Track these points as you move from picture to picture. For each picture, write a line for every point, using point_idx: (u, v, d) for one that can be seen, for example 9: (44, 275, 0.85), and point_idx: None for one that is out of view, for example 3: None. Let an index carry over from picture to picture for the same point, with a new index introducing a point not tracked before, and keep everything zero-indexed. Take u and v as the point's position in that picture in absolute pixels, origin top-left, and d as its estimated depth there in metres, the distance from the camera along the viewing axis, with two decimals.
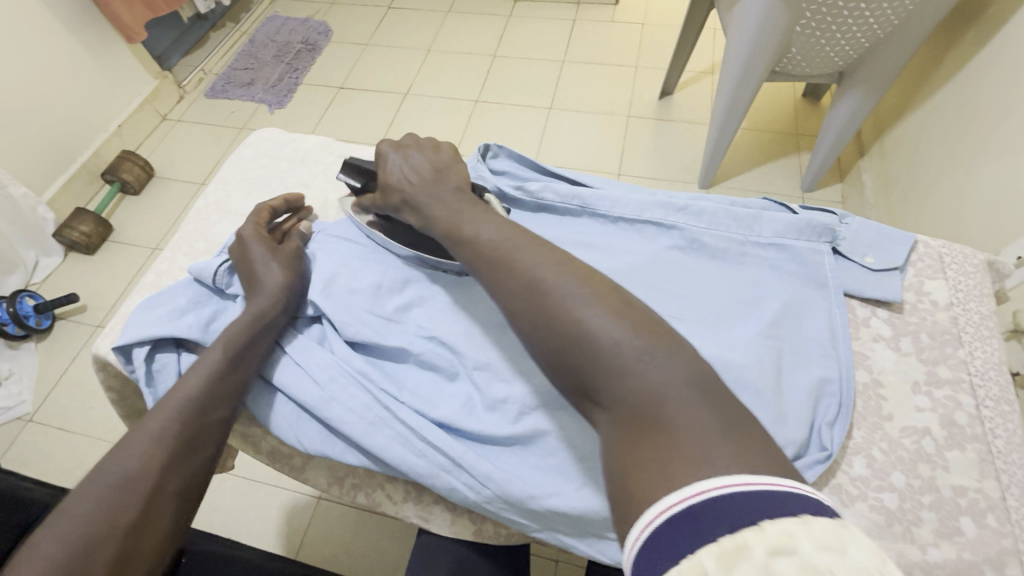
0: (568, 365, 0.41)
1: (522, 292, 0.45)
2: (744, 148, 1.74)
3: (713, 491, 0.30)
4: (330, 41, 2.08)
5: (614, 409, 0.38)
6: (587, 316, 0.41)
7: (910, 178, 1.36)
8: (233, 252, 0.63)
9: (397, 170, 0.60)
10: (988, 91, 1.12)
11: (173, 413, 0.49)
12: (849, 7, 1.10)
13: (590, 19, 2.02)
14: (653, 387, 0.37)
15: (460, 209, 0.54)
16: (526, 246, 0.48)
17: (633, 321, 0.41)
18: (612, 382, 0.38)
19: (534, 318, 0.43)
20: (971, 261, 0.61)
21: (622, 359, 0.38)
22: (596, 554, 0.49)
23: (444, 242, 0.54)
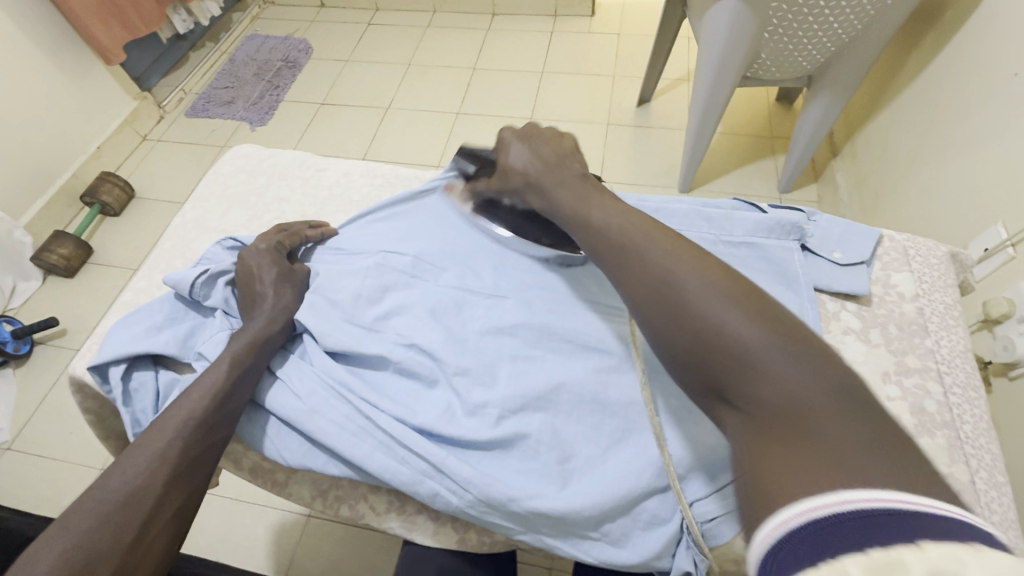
0: (693, 360, 0.38)
1: (650, 282, 0.42)
2: (722, 153, 1.77)
3: (856, 502, 0.27)
4: (311, 58, 2.09)
5: (747, 412, 0.35)
6: (719, 310, 0.37)
7: (881, 176, 1.39)
8: (237, 268, 0.63)
9: (522, 161, 0.58)
10: (951, 88, 1.16)
11: (177, 427, 0.49)
12: (813, 14, 1.14)
13: (567, 31, 2.06)
14: (799, 391, 0.33)
15: (587, 194, 0.53)
16: (652, 237, 0.45)
17: (775, 321, 0.36)
18: (745, 383, 0.35)
19: (659, 309, 0.41)
20: (935, 254, 0.63)
21: (760, 359, 0.35)
22: (581, 553, 0.50)
23: (566, 226, 0.53)
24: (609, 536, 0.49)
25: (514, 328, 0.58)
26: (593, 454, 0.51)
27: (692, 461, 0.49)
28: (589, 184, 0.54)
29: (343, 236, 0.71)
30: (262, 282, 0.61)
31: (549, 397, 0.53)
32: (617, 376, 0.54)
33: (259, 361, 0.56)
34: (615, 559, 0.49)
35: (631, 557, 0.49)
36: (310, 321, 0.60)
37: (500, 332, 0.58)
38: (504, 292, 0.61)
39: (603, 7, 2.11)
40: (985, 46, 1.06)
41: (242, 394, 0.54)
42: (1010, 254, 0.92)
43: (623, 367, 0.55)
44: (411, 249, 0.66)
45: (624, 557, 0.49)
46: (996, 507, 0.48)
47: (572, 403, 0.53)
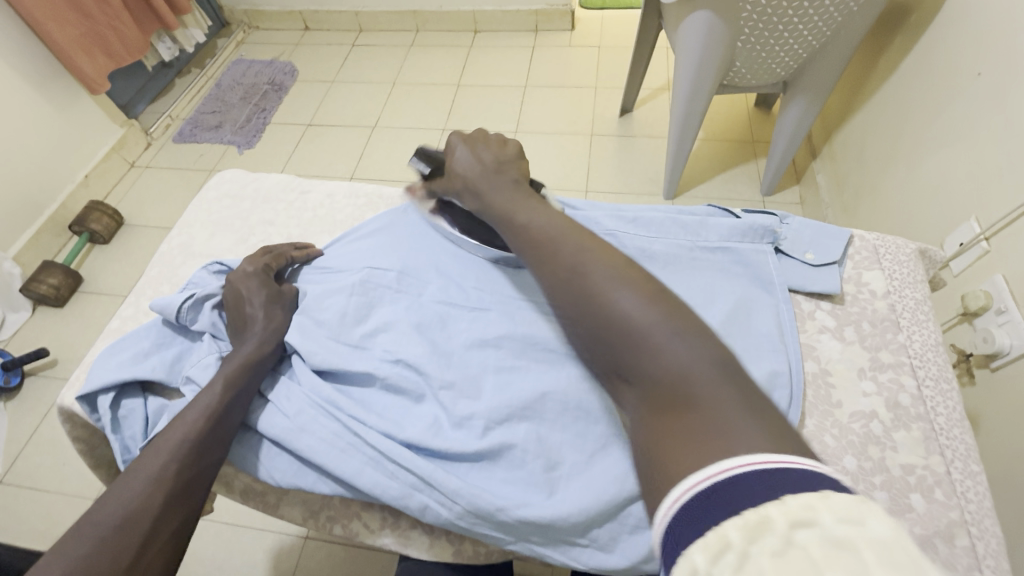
0: (601, 345, 0.42)
1: (564, 273, 0.46)
2: (704, 158, 1.80)
3: (735, 469, 0.30)
4: (296, 80, 2.12)
5: (641, 388, 0.39)
6: (619, 298, 0.42)
7: (859, 176, 1.42)
8: (225, 291, 0.63)
9: (464, 165, 0.60)
10: (921, 89, 1.19)
11: (171, 451, 0.49)
12: (782, 22, 1.18)
13: (549, 45, 2.10)
14: (682, 367, 0.37)
15: (518, 196, 0.56)
16: (568, 233, 0.49)
17: (666, 305, 0.41)
18: (639, 362, 0.39)
19: (572, 298, 0.44)
20: (904, 251, 0.65)
21: (651, 340, 0.39)
22: (569, 560, 0.51)
23: (496, 225, 0.56)
24: (597, 542, 0.50)
25: (498, 339, 0.59)
26: (579, 461, 0.52)
27: None
28: (520, 188, 0.57)
29: (329, 254, 0.72)
30: (252, 304, 0.62)
31: (535, 406, 0.54)
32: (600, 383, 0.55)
33: (251, 382, 0.57)
34: (604, 565, 0.50)
35: (620, 562, 0.49)
36: (297, 340, 0.60)
37: (484, 345, 0.59)
38: (487, 304, 0.63)
39: (582, 22, 2.16)
40: (950, 47, 1.10)
41: (234, 416, 0.54)
42: (984, 247, 0.95)
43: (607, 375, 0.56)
44: (395, 265, 0.67)
45: (613, 563, 0.50)
46: (972, 496, 0.49)
47: (558, 412, 0.54)
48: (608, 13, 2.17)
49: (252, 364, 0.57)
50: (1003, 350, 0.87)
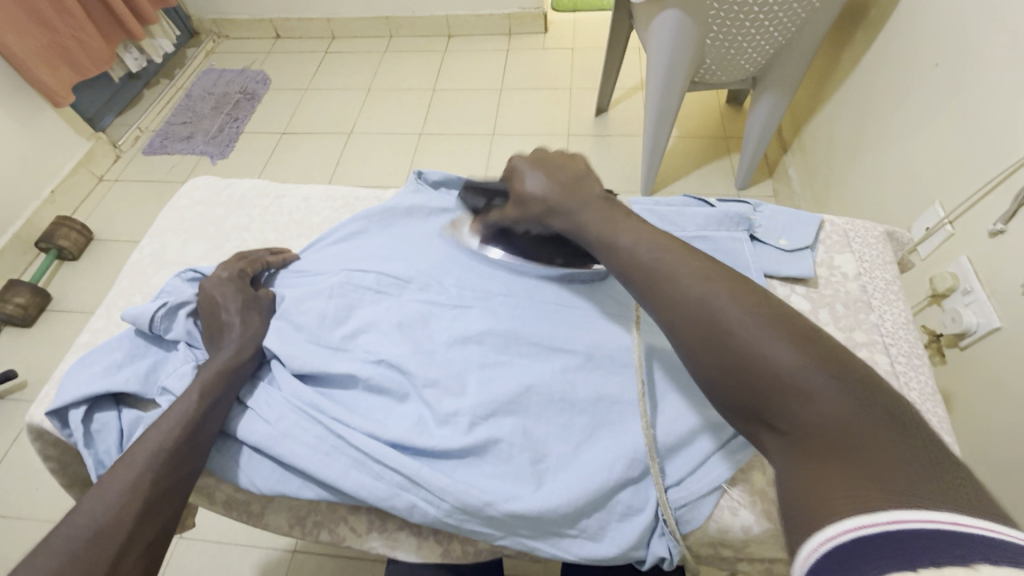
0: (737, 385, 0.40)
1: (681, 305, 0.44)
2: (680, 156, 1.83)
3: (905, 522, 0.28)
4: (269, 89, 2.09)
5: (786, 432, 0.37)
6: (750, 333, 0.39)
7: (828, 167, 1.46)
8: (200, 298, 0.62)
9: (535, 187, 0.60)
10: (882, 82, 1.23)
11: (147, 460, 0.48)
12: (748, 19, 1.21)
13: (522, 48, 2.11)
14: (840, 415, 0.34)
15: (612, 216, 0.55)
16: (683, 262, 0.47)
17: (812, 345, 0.38)
18: (784, 405, 0.37)
19: (698, 334, 0.42)
20: (872, 234, 0.67)
21: (793, 382, 0.37)
22: (560, 551, 0.50)
23: (593, 249, 0.55)
24: (586, 532, 0.50)
25: (481, 335, 0.59)
26: (567, 452, 0.52)
27: (701, 423, 0.53)
28: (612, 207, 0.56)
29: (307, 258, 0.71)
30: (230, 314, 0.60)
31: (520, 400, 0.54)
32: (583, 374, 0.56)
33: (230, 388, 0.56)
34: (594, 554, 0.50)
35: (610, 550, 0.49)
36: (276, 343, 0.59)
37: (467, 341, 0.59)
38: (469, 302, 0.62)
39: (555, 24, 2.18)
40: (908, 40, 1.14)
41: (211, 423, 0.53)
42: (948, 231, 0.98)
43: (592, 367, 0.56)
44: (375, 266, 0.66)
45: (603, 552, 0.50)
46: None
47: (542, 404, 0.54)
48: (580, 15, 2.20)
49: (230, 369, 0.56)
50: (971, 329, 0.90)
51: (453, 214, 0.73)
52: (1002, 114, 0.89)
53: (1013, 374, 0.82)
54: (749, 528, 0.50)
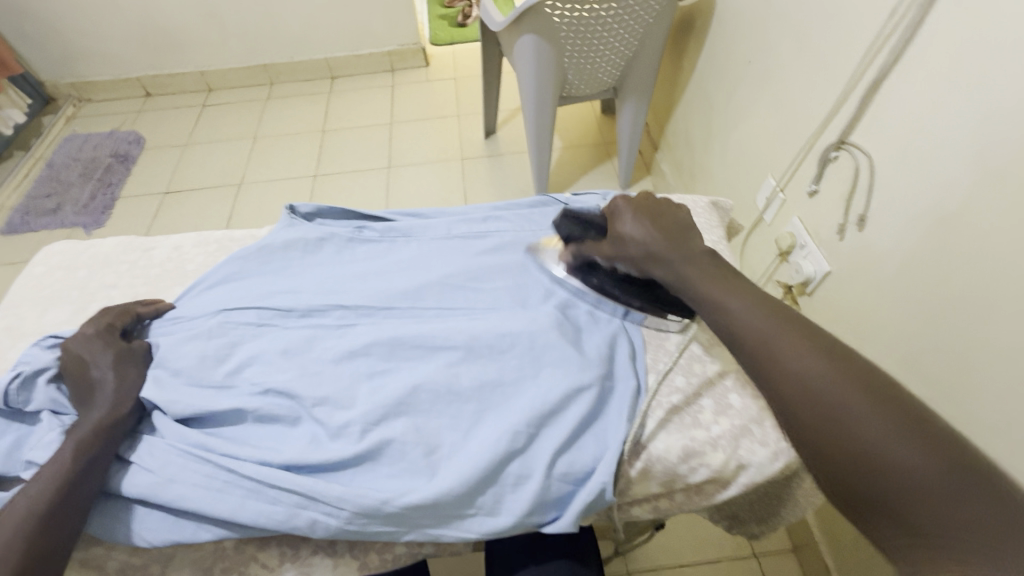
0: (858, 474, 0.40)
1: (805, 390, 0.44)
2: (567, 165, 1.97)
3: None
4: (144, 149, 1.99)
5: (915, 533, 0.37)
6: (886, 433, 0.39)
7: (690, 159, 1.64)
8: (62, 361, 0.60)
9: (634, 232, 0.60)
10: (716, 80, 1.41)
11: (15, 525, 0.46)
12: (594, 36, 1.36)
13: (407, 82, 2.18)
14: (970, 520, 0.35)
15: (717, 275, 0.54)
16: (793, 342, 0.46)
17: (937, 444, 0.38)
18: (911, 507, 0.37)
19: (820, 418, 0.42)
20: (699, 205, 0.79)
21: (922, 484, 0.37)
22: (464, 531, 0.54)
23: (692, 301, 0.55)
24: (484, 508, 0.54)
25: (365, 348, 0.61)
26: (457, 439, 0.56)
27: (567, 393, 0.57)
28: (720, 263, 0.56)
29: (181, 307, 0.69)
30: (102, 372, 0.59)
31: (407, 400, 0.57)
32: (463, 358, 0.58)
33: (108, 447, 0.54)
34: (495, 527, 0.54)
35: (507, 520, 0.53)
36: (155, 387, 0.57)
37: (354, 354, 0.61)
38: (354, 320, 0.66)
39: (435, 57, 2.27)
40: (728, 44, 1.33)
41: (85, 485, 0.51)
42: (782, 198, 1.15)
43: (473, 355, 0.60)
44: (256, 301, 0.67)
45: (502, 523, 0.54)
46: None
47: (429, 400, 0.57)
48: (458, 46, 2.31)
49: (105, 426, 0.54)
50: (811, 276, 1.06)
51: (330, 241, 0.75)
52: (796, 96, 1.07)
53: (845, 307, 0.97)
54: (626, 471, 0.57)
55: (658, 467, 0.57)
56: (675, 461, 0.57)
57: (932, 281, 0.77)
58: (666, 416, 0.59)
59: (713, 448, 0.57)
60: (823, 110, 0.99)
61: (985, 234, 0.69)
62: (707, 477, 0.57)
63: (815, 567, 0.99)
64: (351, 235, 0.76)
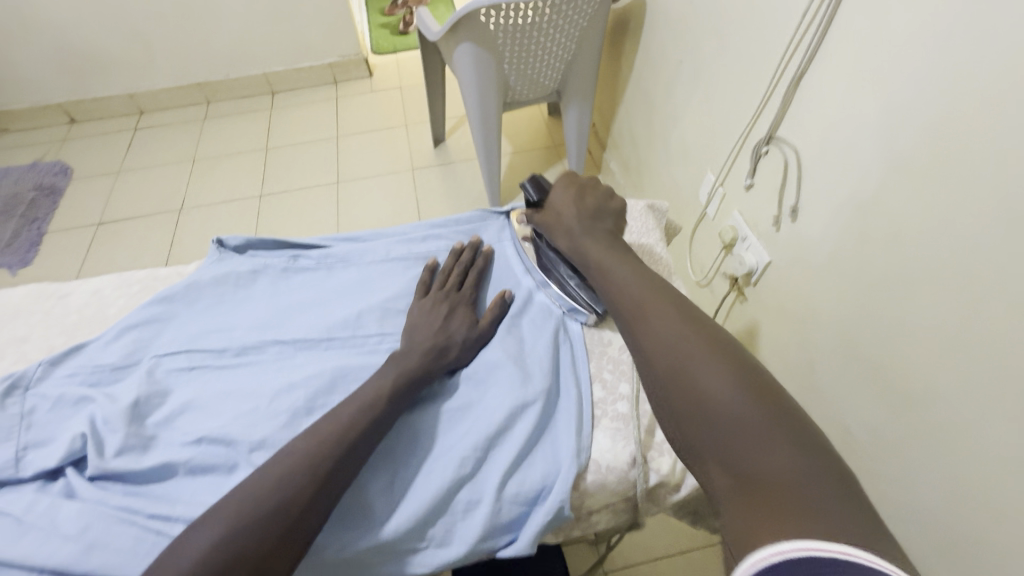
0: (694, 418, 0.43)
1: (664, 343, 0.48)
2: (518, 169, 1.97)
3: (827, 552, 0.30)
4: (72, 179, 1.88)
5: (733, 473, 0.39)
6: (722, 379, 0.43)
7: (635, 157, 1.67)
8: (436, 299, 0.67)
9: (560, 202, 0.69)
10: (653, 79, 1.44)
11: (242, 507, 0.45)
12: (530, 41, 1.36)
13: (351, 94, 2.13)
14: (780, 465, 0.38)
15: (614, 250, 0.62)
16: (662, 306, 0.51)
17: (764, 395, 0.42)
18: (734, 450, 0.40)
19: (673, 369, 0.46)
20: (636, 211, 0.80)
21: (748, 431, 0.40)
22: (412, 567, 0.52)
23: (588, 272, 0.62)
24: (434, 540, 0.53)
25: (303, 382, 0.59)
26: (402, 472, 0.55)
27: (512, 411, 0.57)
28: (616, 240, 0.64)
29: (89, 353, 0.63)
30: (18, 438, 0.55)
31: None
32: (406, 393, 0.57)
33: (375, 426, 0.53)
34: (448, 559, 0.52)
35: (459, 549, 0.52)
36: (77, 442, 0.54)
37: (291, 388, 0.59)
38: (293, 356, 0.63)
39: (378, 67, 2.23)
40: (661, 44, 1.36)
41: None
42: (721, 192, 1.18)
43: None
44: (185, 345, 0.64)
45: (454, 554, 0.52)
46: None
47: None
48: (401, 55, 2.28)
49: (248, 505, 0.45)
50: (753, 268, 1.09)
51: (263, 273, 0.72)
52: (726, 94, 1.10)
53: (788, 295, 1.00)
54: (578, 487, 0.56)
55: (609, 478, 0.56)
56: (625, 469, 0.57)
57: (860, 266, 0.81)
58: (611, 425, 0.59)
59: (660, 454, 0.58)
60: (751, 105, 1.02)
61: (902, 220, 0.72)
62: (655, 483, 0.57)
63: None
64: (285, 264, 0.74)
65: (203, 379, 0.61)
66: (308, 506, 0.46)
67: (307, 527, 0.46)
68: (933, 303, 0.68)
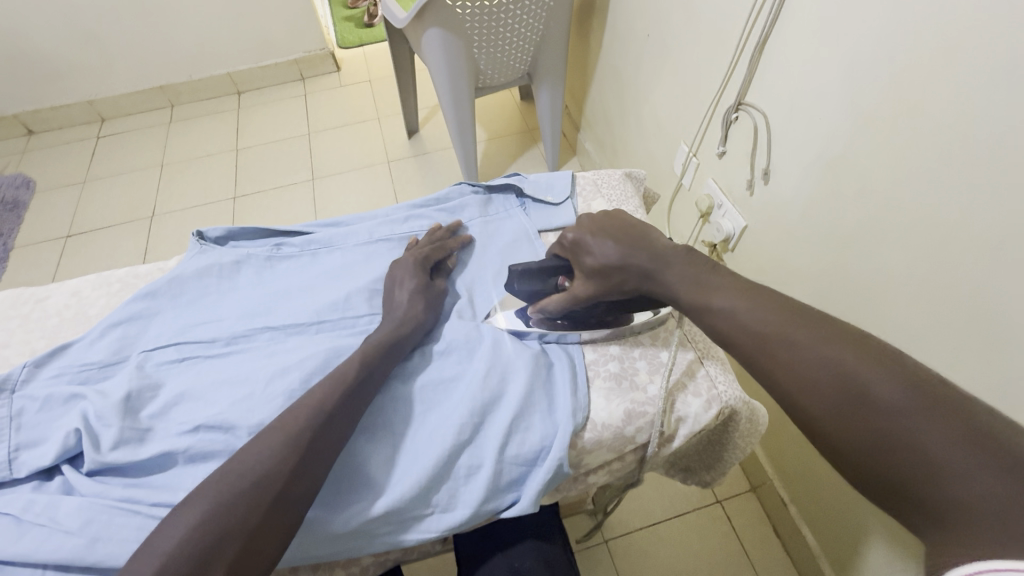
0: (877, 458, 0.35)
1: (802, 376, 0.39)
2: (494, 155, 1.97)
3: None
4: (35, 192, 1.81)
5: (950, 521, 0.31)
6: (905, 409, 0.34)
7: (610, 135, 1.68)
8: (395, 274, 0.68)
9: (603, 254, 0.56)
10: (623, 55, 1.45)
11: (235, 476, 0.45)
12: (499, 22, 1.35)
13: (319, 90, 2.10)
14: (1012, 503, 0.29)
15: (696, 270, 0.50)
16: (785, 321, 0.42)
17: (957, 413, 0.33)
18: (946, 494, 0.32)
19: (827, 403, 0.37)
20: (614, 179, 0.82)
21: (959, 467, 0.31)
22: (421, 533, 0.54)
23: (680, 308, 0.51)
24: (440, 505, 0.54)
25: (297, 363, 0.59)
26: (402, 441, 0.56)
27: (502, 379, 0.59)
28: (691, 255, 0.52)
29: (75, 352, 0.62)
30: (9, 439, 0.55)
31: None
32: (384, 362, 0.58)
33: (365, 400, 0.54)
34: (454, 522, 0.53)
35: (464, 513, 0.53)
36: (71, 439, 0.53)
37: (285, 372, 0.59)
38: (284, 339, 0.64)
39: (345, 60, 2.19)
40: (628, 19, 1.36)
41: (220, 563, 0.41)
42: (696, 162, 1.19)
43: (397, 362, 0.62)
44: (174, 338, 0.63)
45: (459, 518, 0.53)
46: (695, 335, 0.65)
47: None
48: (367, 48, 2.24)
49: (230, 478, 0.45)
50: (731, 233, 1.11)
51: (246, 263, 0.72)
52: (694, 64, 1.11)
53: (766, 256, 1.02)
54: (577, 445, 0.58)
55: (606, 434, 0.58)
56: (620, 425, 0.58)
57: (834, 220, 0.83)
58: (604, 384, 0.61)
59: (653, 407, 0.59)
60: (719, 72, 1.03)
61: (871, 172, 0.75)
62: (651, 436, 0.59)
63: (772, 499, 1.06)
64: (269, 253, 0.73)
65: (195, 370, 0.61)
66: (290, 481, 0.47)
67: (292, 502, 0.47)
68: (904, 249, 0.71)
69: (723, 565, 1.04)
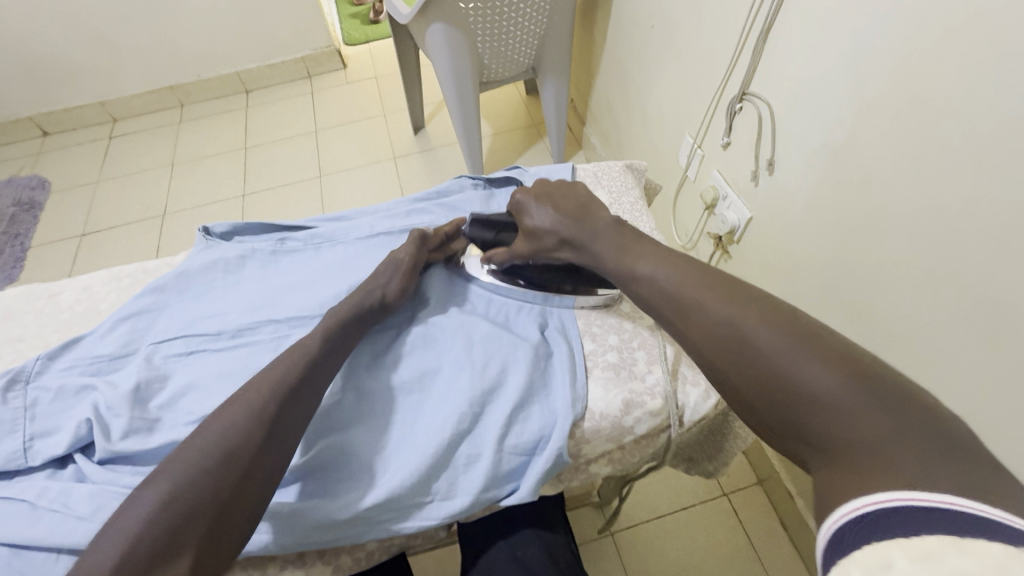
0: (767, 401, 0.42)
1: (711, 332, 0.47)
2: (500, 150, 1.97)
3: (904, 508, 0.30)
4: (50, 192, 1.86)
5: (823, 450, 0.38)
6: (796, 360, 0.41)
7: (615, 129, 1.67)
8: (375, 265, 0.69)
9: (545, 224, 0.65)
10: (627, 47, 1.44)
11: (210, 460, 0.46)
12: (501, 16, 1.35)
13: (326, 87, 2.11)
14: (869, 434, 0.36)
15: (626, 243, 0.59)
16: (705, 291, 0.49)
17: (837, 359, 0.40)
18: (816, 426, 0.39)
19: (730, 355, 0.45)
20: (614, 171, 0.82)
21: (828, 405, 0.38)
22: (420, 521, 0.55)
23: (614, 277, 0.59)
24: (439, 493, 0.55)
25: None
26: (402, 431, 0.57)
27: (500, 372, 0.59)
28: (625, 232, 0.60)
29: (86, 345, 0.64)
30: (24, 429, 0.56)
31: (349, 408, 0.59)
32: None
33: None
34: (453, 510, 0.54)
35: (462, 501, 0.54)
36: (82, 429, 0.55)
37: None
38: (287, 332, 0.65)
39: (351, 58, 2.20)
40: (632, 12, 1.35)
41: (189, 541, 0.42)
42: (700, 154, 1.19)
43: (396, 353, 0.63)
44: (180, 331, 0.65)
45: (458, 506, 0.54)
46: None
47: (353, 405, 0.59)
48: (373, 45, 2.25)
49: (204, 459, 0.46)
50: (735, 225, 1.11)
51: (251, 257, 0.73)
52: (698, 56, 1.10)
53: (770, 247, 1.02)
54: (575, 434, 0.58)
55: (604, 424, 0.58)
56: (618, 415, 0.58)
57: (838, 211, 0.82)
58: (602, 374, 0.61)
59: (651, 397, 0.59)
60: (722, 63, 1.02)
61: (875, 162, 0.74)
62: (649, 425, 0.59)
63: (779, 492, 1.06)
64: (273, 248, 0.75)
65: (202, 362, 0.62)
66: None
67: None
68: (908, 240, 0.70)
69: (730, 558, 1.03)
